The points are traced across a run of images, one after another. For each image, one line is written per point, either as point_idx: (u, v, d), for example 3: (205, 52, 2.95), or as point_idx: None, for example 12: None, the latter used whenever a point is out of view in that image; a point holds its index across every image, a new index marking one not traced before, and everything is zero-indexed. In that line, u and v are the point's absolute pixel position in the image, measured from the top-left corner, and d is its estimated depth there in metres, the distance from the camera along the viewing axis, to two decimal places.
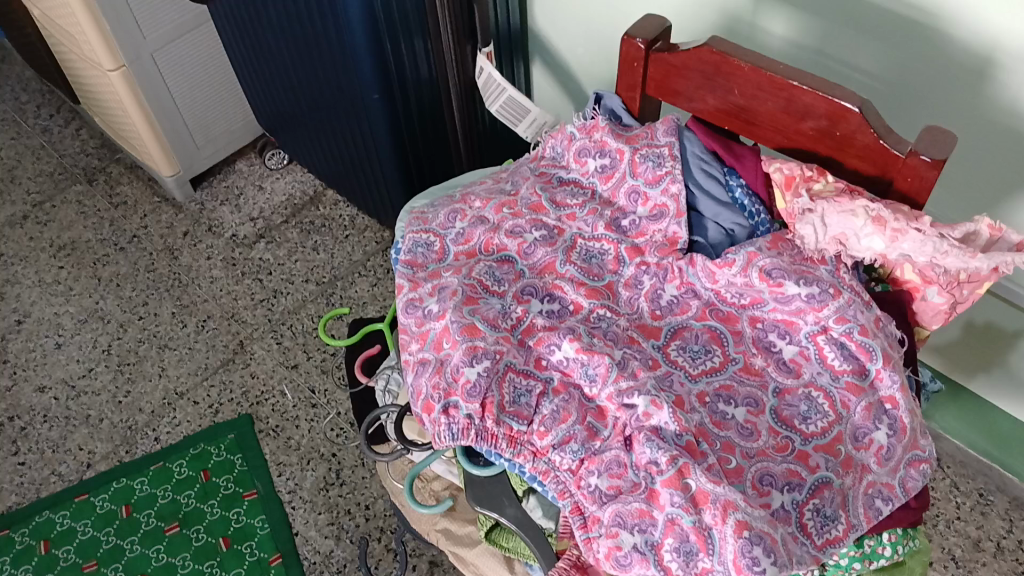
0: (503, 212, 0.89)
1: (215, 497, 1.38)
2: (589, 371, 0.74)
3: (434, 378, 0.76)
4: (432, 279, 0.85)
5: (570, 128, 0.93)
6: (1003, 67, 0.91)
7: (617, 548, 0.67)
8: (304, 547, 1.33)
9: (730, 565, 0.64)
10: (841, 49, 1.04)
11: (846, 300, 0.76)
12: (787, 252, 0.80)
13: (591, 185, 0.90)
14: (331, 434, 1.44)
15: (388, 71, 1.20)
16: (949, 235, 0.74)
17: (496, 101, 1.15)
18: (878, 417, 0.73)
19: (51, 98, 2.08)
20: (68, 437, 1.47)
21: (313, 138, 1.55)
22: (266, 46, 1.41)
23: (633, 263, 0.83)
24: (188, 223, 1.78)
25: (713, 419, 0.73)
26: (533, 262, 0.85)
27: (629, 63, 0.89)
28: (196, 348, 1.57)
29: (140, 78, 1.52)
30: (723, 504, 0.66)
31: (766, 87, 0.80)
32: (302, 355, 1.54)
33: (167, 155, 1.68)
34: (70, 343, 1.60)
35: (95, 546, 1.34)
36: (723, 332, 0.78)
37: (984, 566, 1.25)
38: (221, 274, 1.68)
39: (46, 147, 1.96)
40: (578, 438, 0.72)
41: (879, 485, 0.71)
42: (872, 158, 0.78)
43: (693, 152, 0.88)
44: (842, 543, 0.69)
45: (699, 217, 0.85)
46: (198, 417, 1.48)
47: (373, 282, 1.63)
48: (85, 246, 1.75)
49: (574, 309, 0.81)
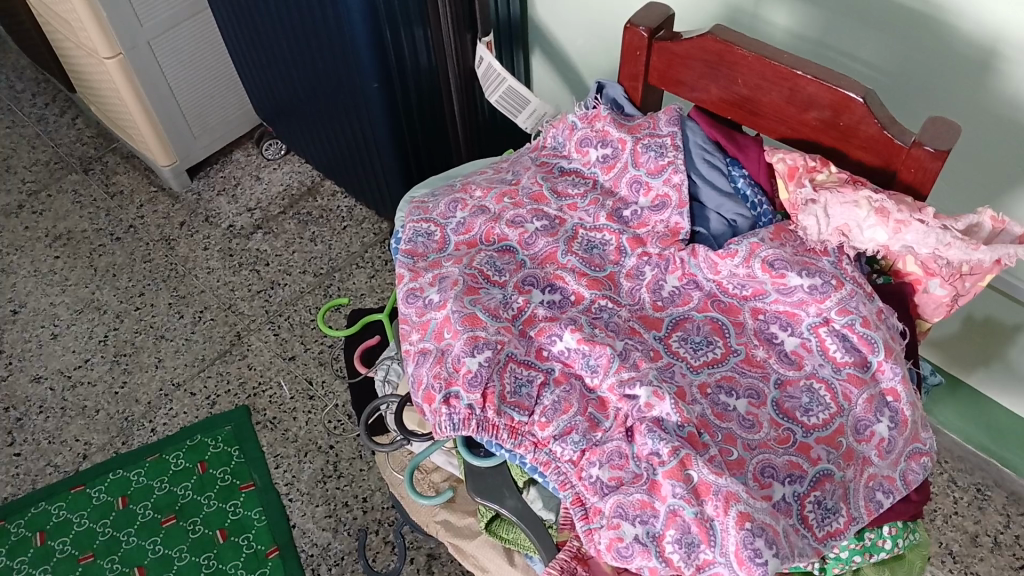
0: (505, 202, 0.89)
1: (212, 489, 1.38)
2: (590, 362, 0.74)
3: (435, 368, 0.75)
4: (432, 269, 0.84)
5: (571, 117, 0.92)
6: (1006, 58, 0.91)
7: (618, 539, 0.67)
8: (302, 540, 1.32)
9: (732, 557, 0.63)
10: (843, 40, 1.03)
11: (849, 292, 0.75)
12: (789, 243, 0.80)
13: (593, 175, 0.90)
14: (329, 426, 1.44)
15: (387, 59, 1.19)
16: (952, 227, 0.74)
17: (496, 90, 1.14)
18: (879, 410, 0.72)
19: (46, 87, 2.07)
20: (64, 429, 1.46)
21: (311, 128, 1.55)
22: (265, 35, 1.40)
23: (635, 253, 0.83)
24: (184, 214, 1.77)
25: (714, 411, 0.72)
26: (534, 252, 0.85)
27: (632, 52, 0.88)
28: (193, 338, 1.56)
29: (137, 66, 1.51)
30: (725, 495, 0.65)
31: (769, 77, 0.80)
32: (299, 347, 1.54)
33: (163, 145, 1.68)
34: (67, 333, 1.59)
35: (91, 538, 1.33)
36: (725, 323, 0.78)
37: (981, 561, 1.25)
38: (218, 265, 1.67)
39: (41, 136, 1.95)
40: (579, 429, 0.71)
41: (881, 478, 0.71)
42: (876, 150, 0.77)
43: (695, 143, 0.87)
44: (843, 536, 0.69)
45: (701, 208, 0.85)
46: (195, 408, 1.48)
47: (371, 273, 1.63)
48: (81, 236, 1.74)
49: (575, 300, 0.81)
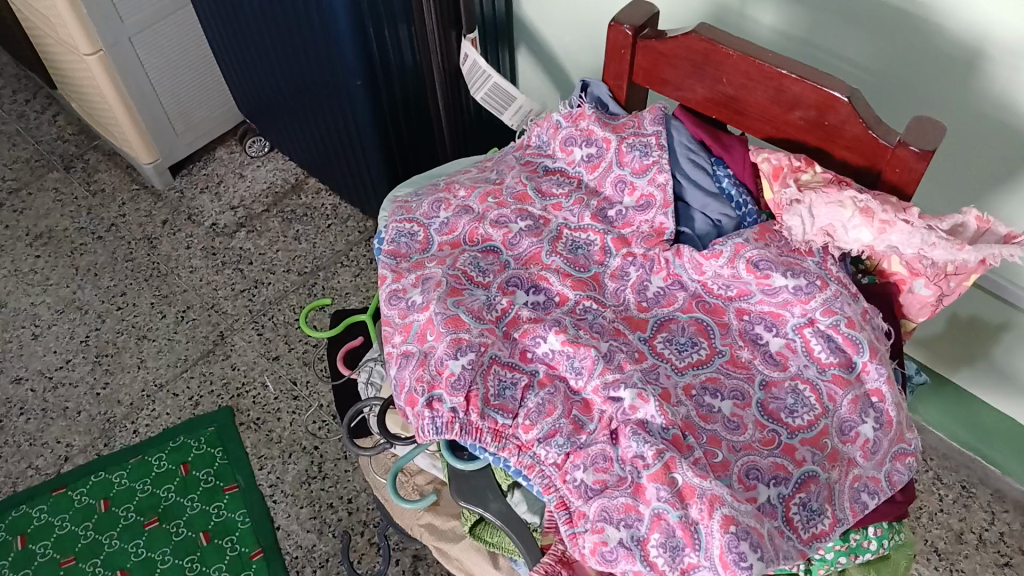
0: (488, 202, 0.88)
1: (195, 491, 1.37)
2: (574, 364, 0.74)
3: (418, 370, 0.75)
4: (416, 270, 0.84)
5: (556, 116, 0.91)
6: (991, 59, 0.90)
7: (602, 543, 0.66)
8: (286, 541, 1.31)
9: (716, 560, 0.63)
10: (829, 40, 1.03)
11: (834, 292, 0.75)
12: (774, 244, 0.79)
13: (577, 174, 0.89)
14: (313, 427, 1.43)
15: (370, 56, 1.18)
16: (937, 227, 0.74)
17: (481, 88, 1.13)
18: (864, 410, 0.72)
19: (27, 83, 2.04)
20: (45, 430, 1.45)
21: (295, 126, 1.53)
22: (248, 32, 1.38)
23: (620, 254, 0.82)
24: (167, 212, 1.75)
25: (699, 413, 0.72)
26: (518, 253, 0.84)
27: (617, 50, 0.88)
28: (175, 338, 1.55)
29: (118, 63, 1.49)
30: (709, 499, 0.65)
31: (755, 75, 0.79)
32: (283, 346, 1.52)
33: (146, 143, 1.66)
34: (47, 334, 1.57)
35: (73, 540, 1.32)
36: (710, 324, 0.77)
37: (967, 558, 1.26)
38: (201, 263, 1.65)
39: (22, 134, 1.92)
40: (564, 431, 0.71)
41: (866, 479, 0.70)
42: (860, 149, 0.77)
43: (680, 142, 0.86)
44: (829, 537, 0.68)
45: (686, 208, 0.85)
46: (178, 409, 1.46)
47: (356, 272, 1.62)
48: (62, 235, 1.72)
49: (560, 301, 0.81)
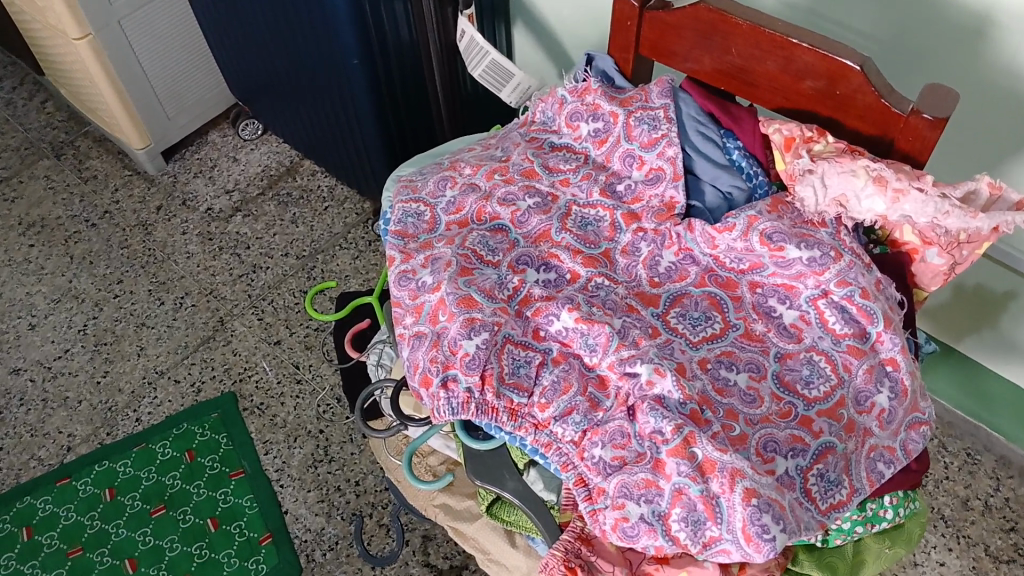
0: (495, 179, 0.87)
1: (201, 477, 1.36)
2: (589, 341, 0.73)
3: (431, 351, 0.74)
4: (424, 250, 0.83)
5: (561, 91, 0.90)
6: (1000, 26, 0.90)
7: (624, 519, 0.66)
8: (294, 526, 1.31)
9: (739, 533, 0.63)
10: (834, 9, 1.02)
11: (847, 263, 0.74)
12: (787, 215, 0.79)
13: (584, 150, 0.88)
14: (318, 410, 1.42)
15: (368, 33, 1.16)
16: (950, 195, 0.73)
17: (479, 65, 1.12)
18: (879, 380, 0.72)
19: (13, 70, 2.01)
20: (46, 421, 1.44)
21: (290, 107, 1.51)
22: (240, 12, 1.36)
23: (631, 229, 0.82)
24: (161, 197, 1.73)
25: (715, 386, 0.72)
26: (527, 231, 0.83)
27: (623, 22, 0.87)
28: (174, 325, 1.53)
29: (108, 45, 1.46)
30: (730, 472, 0.65)
31: (764, 45, 0.78)
32: (284, 331, 1.51)
33: (138, 128, 1.64)
34: (44, 323, 1.56)
35: (79, 531, 1.31)
36: (723, 297, 0.77)
37: (973, 524, 1.27)
38: (198, 249, 1.64)
39: (10, 121, 1.89)
40: (580, 409, 0.70)
41: (881, 448, 0.71)
42: (871, 118, 0.76)
43: (688, 115, 0.86)
44: (846, 507, 0.69)
45: (696, 181, 0.84)
46: (180, 396, 1.45)
47: (355, 255, 1.60)
48: (55, 223, 1.70)
49: (571, 278, 0.80)
